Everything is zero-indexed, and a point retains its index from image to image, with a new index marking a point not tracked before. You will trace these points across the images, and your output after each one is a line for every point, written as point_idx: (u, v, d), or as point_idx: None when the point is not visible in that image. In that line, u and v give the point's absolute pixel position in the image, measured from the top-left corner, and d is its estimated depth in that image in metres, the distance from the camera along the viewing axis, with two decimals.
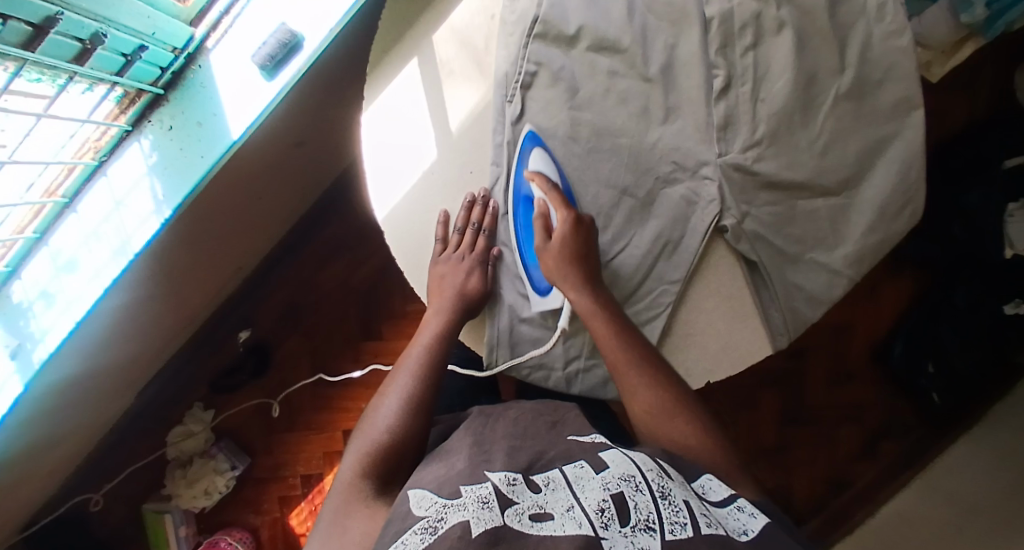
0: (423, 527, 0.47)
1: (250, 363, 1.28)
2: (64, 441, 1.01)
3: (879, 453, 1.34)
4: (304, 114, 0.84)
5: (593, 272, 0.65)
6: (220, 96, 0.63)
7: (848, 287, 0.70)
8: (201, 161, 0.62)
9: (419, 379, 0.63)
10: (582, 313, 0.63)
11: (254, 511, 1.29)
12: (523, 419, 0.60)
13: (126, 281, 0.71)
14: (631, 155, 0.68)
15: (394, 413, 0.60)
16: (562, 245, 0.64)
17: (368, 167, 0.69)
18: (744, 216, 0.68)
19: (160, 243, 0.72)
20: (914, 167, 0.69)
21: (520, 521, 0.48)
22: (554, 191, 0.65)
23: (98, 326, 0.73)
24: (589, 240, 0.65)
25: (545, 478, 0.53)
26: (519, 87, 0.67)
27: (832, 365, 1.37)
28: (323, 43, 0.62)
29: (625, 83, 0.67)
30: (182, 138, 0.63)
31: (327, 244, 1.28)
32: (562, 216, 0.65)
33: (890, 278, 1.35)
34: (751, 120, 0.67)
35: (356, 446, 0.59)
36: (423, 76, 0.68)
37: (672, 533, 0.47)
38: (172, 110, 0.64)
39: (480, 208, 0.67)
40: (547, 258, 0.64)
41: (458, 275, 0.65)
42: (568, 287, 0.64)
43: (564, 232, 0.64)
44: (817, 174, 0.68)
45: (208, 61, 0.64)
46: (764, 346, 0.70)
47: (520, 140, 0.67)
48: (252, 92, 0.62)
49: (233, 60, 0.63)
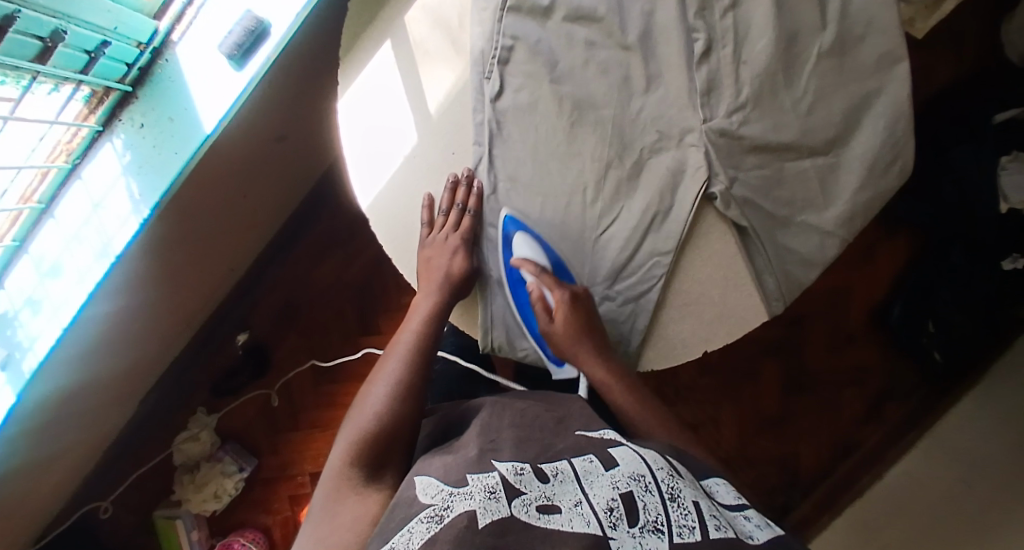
0: (429, 516, 0.47)
1: (248, 367, 1.26)
2: (69, 453, 1.01)
3: (885, 415, 1.34)
4: (280, 105, 0.82)
5: (598, 337, 0.66)
6: (191, 90, 0.62)
7: (841, 247, 0.70)
8: (175, 157, 0.62)
9: (408, 368, 0.64)
10: (603, 383, 0.65)
11: (265, 512, 1.29)
12: (529, 412, 0.61)
13: (113, 284, 0.70)
14: (615, 127, 0.67)
15: (385, 399, 0.62)
16: (566, 326, 0.65)
17: (348, 156, 0.68)
18: (732, 182, 0.67)
19: (145, 243, 0.71)
20: (902, 121, 0.68)
21: (527, 512, 0.47)
22: (545, 274, 0.66)
23: (88, 331, 0.72)
24: (589, 312, 0.66)
25: (553, 469, 0.52)
26: (497, 62, 0.65)
27: (832, 330, 1.36)
28: (289, 29, 0.61)
29: (604, 53, 0.66)
30: (155, 134, 0.62)
31: (319, 241, 1.28)
32: (558, 297, 0.66)
33: (885, 238, 1.35)
34: (734, 83, 0.66)
35: (346, 433, 0.60)
36: (397, 58, 0.67)
37: (680, 535, 0.48)
38: (142, 106, 0.63)
39: (466, 189, 0.67)
40: (554, 340, 0.66)
41: (445, 256, 0.66)
42: (582, 360, 0.65)
43: (563, 312, 0.65)
44: (804, 134, 0.67)
45: (175, 54, 0.63)
46: (760, 313, 0.70)
47: (502, 225, 0.68)
48: (224, 83, 0.61)
49: (200, 53, 0.62)
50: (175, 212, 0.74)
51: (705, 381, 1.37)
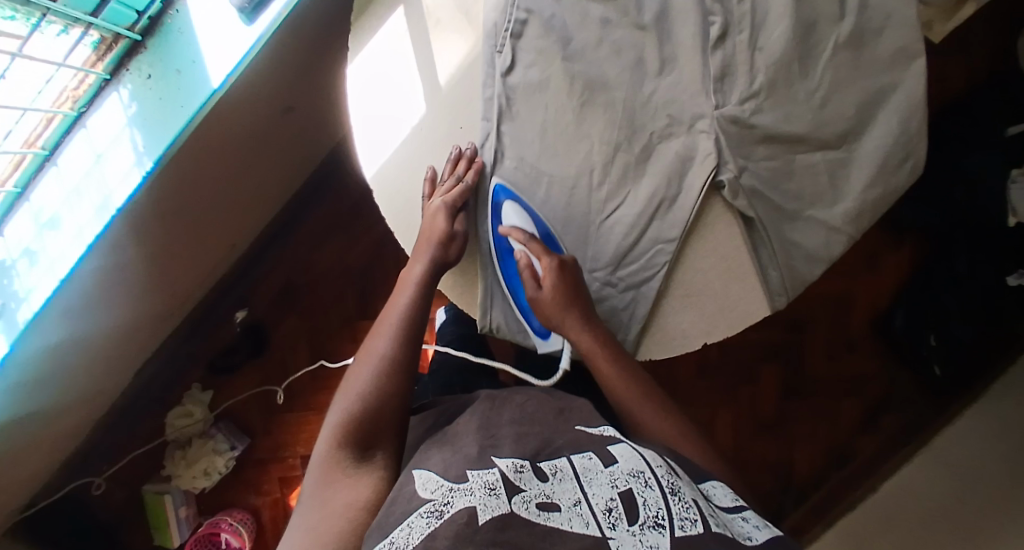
0: (429, 511, 0.46)
1: (247, 346, 1.27)
2: (61, 419, 1.00)
3: (882, 426, 1.33)
4: (286, 75, 0.82)
5: (586, 308, 0.64)
6: (201, 43, 0.62)
7: (847, 244, 0.69)
8: (181, 110, 0.61)
9: (399, 344, 0.61)
10: (587, 353, 0.64)
11: (255, 493, 1.28)
12: (530, 405, 0.61)
13: (111, 241, 0.70)
14: (626, 109, 0.66)
15: (374, 376, 0.60)
16: (554, 293, 0.63)
17: (355, 126, 0.67)
18: (741, 170, 0.67)
19: (144, 201, 0.70)
20: (916, 118, 0.67)
21: (527, 508, 0.47)
22: (533, 241, 0.65)
23: (84, 288, 0.71)
24: (577, 280, 0.64)
25: (552, 466, 0.53)
26: (509, 36, 0.64)
27: (832, 338, 1.35)
28: None
29: (618, 33, 0.65)
30: (162, 87, 0.62)
31: (322, 222, 1.27)
32: (545, 263, 0.64)
33: (891, 248, 1.34)
34: (749, 70, 0.66)
35: (337, 408, 0.59)
36: (409, 25, 0.66)
37: (682, 529, 0.47)
38: (150, 57, 0.62)
39: (467, 163, 0.66)
40: (542, 306, 0.64)
41: (437, 224, 0.64)
42: (568, 326, 0.64)
43: (550, 277, 0.64)
44: (816, 127, 0.66)
45: (186, 6, 0.62)
46: (762, 307, 0.69)
47: (492, 192, 0.67)
48: (232, 38, 0.61)
49: (211, 8, 0.61)
50: (178, 172, 0.73)
51: (704, 384, 1.36)
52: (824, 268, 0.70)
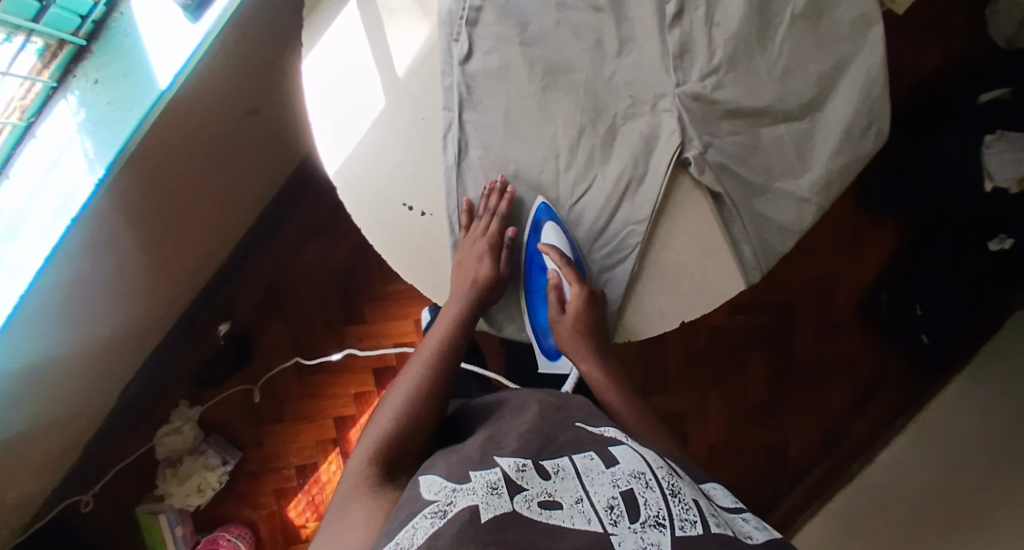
0: (433, 512, 0.46)
1: (233, 354, 1.25)
2: (42, 443, 0.98)
3: (873, 401, 1.34)
4: (240, 71, 0.80)
5: (603, 341, 0.68)
6: (146, 44, 0.57)
7: (817, 215, 0.69)
8: (129, 114, 0.56)
9: (434, 372, 0.63)
10: (592, 379, 0.68)
11: (250, 506, 1.27)
12: (530, 404, 0.60)
13: (77, 253, 0.70)
14: (588, 91, 0.66)
15: (400, 407, 0.60)
16: (575, 321, 0.66)
17: (316, 125, 0.65)
18: (706, 147, 0.67)
19: (99, 209, 0.70)
20: (877, 85, 0.67)
21: (529, 507, 0.47)
22: (568, 266, 0.67)
23: (52, 299, 0.71)
24: (601, 315, 0.67)
25: (555, 464, 0.53)
26: (464, 24, 0.64)
27: (820, 315, 1.35)
28: None
29: (576, 15, 0.66)
30: (109, 91, 0.57)
31: (298, 229, 1.26)
32: (575, 291, 0.67)
33: (872, 222, 1.34)
34: (708, 46, 0.66)
35: (372, 429, 0.59)
36: (362, 15, 0.64)
37: (682, 529, 0.48)
38: (97, 61, 0.57)
39: (500, 196, 0.66)
40: (560, 330, 0.67)
41: (472, 263, 0.65)
42: (578, 355, 0.68)
43: (576, 306, 0.66)
44: (778, 100, 0.67)
45: (129, 7, 0.57)
46: (737, 282, 0.69)
47: (534, 213, 0.68)
48: (176, 34, 0.56)
49: (155, 5, 0.56)
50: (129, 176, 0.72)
51: (694, 368, 1.33)
52: (795, 240, 0.70)
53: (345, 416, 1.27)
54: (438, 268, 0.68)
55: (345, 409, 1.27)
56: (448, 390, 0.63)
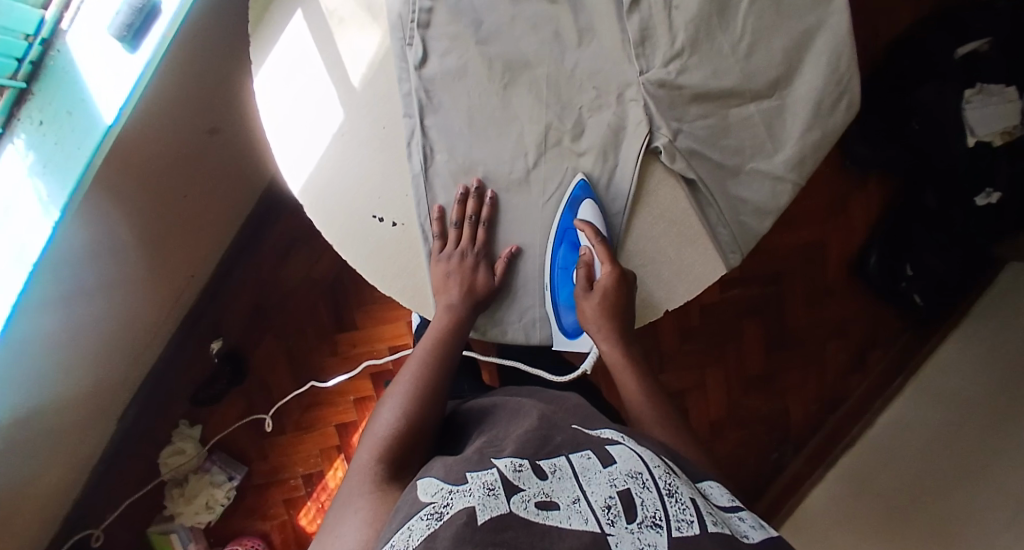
0: (429, 514, 0.45)
1: (227, 373, 1.23)
2: (44, 478, 0.97)
3: (870, 363, 1.34)
4: (191, 86, 0.78)
5: (628, 325, 0.65)
6: (86, 79, 0.55)
7: (794, 192, 0.68)
8: (77, 153, 0.55)
9: (431, 370, 0.62)
10: (614, 366, 0.65)
11: (260, 518, 1.27)
12: (536, 409, 0.59)
13: (43, 306, 0.71)
14: (551, 84, 0.65)
15: (399, 405, 0.59)
16: (604, 298, 0.64)
17: (273, 143, 0.63)
18: (676, 134, 0.65)
19: (57, 262, 0.70)
20: (844, 56, 0.66)
21: (526, 508, 0.45)
22: (602, 244, 0.64)
23: (24, 354, 0.72)
24: (630, 298, 0.64)
25: (552, 465, 0.50)
26: (416, 27, 0.63)
27: (812, 283, 1.34)
28: (183, 5, 0.56)
29: (530, 9, 0.64)
30: (55, 132, 0.55)
31: (279, 240, 1.24)
32: (606, 270, 0.64)
33: (859, 186, 1.32)
34: (668, 30, 0.65)
35: (374, 427, 0.58)
36: (310, 27, 0.63)
37: (679, 530, 0.46)
38: (39, 101, 0.56)
39: (476, 200, 0.65)
40: (586, 307, 0.64)
41: (465, 273, 0.64)
42: (601, 337, 0.65)
43: (606, 285, 0.64)
44: (745, 79, 0.65)
45: (66, 44, 0.55)
46: (717, 267, 0.68)
47: (570, 188, 0.65)
48: (116, 68, 0.55)
49: (92, 40, 0.55)
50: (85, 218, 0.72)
51: (689, 346, 1.32)
52: (772, 221, 0.69)
53: (346, 423, 1.27)
54: (414, 277, 0.66)
55: (345, 415, 1.27)
56: (447, 386, 0.62)
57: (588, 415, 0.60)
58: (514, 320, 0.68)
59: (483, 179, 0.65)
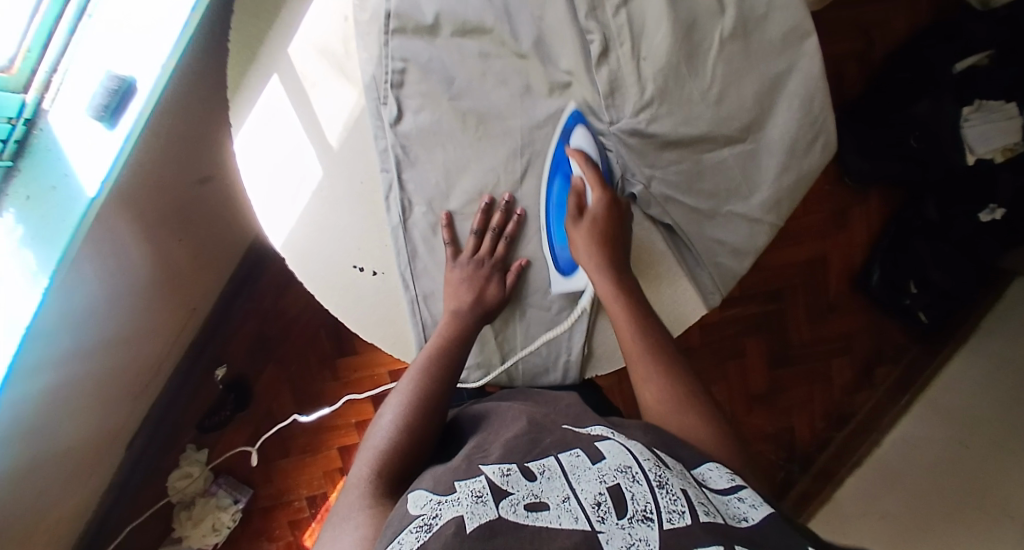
0: (418, 526, 0.44)
1: (233, 400, 1.26)
2: (57, 506, 0.99)
3: (876, 379, 1.31)
4: (179, 133, 0.79)
5: (618, 256, 0.65)
6: (69, 155, 0.58)
7: (771, 233, 0.68)
8: (63, 225, 0.58)
9: (434, 376, 0.61)
10: (603, 297, 0.65)
11: (266, 539, 1.28)
12: (519, 414, 0.58)
13: (45, 356, 0.74)
14: (524, 136, 0.66)
15: (398, 411, 0.59)
16: (595, 225, 0.65)
17: (254, 199, 0.66)
18: (649, 181, 0.67)
19: (52, 321, 0.72)
20: (817, 98, 0.67)
21: (515, 512, 0.45)
22: (593, 170, 0.65)
23: (24, 405, 0.74)
24: (620, 226, 0.66)
25: (540, 466, 0.50)
26: (390, 87, 0.65)
27: (814, 301, 1.32)
28: (158, 81, 0.58)
29: (500, 64, 0.66)
30: (41, 206, 0.58)
31: (279, 270, 1.27)
32: (597, 197, 0.65)
33: (858, 204, 1.31)
34: (638, 81, 0.66)
35: (374, 437, 0.58)
36: (286, 90, 0.65)
37: (670, 521, 0.45)
38: (25, 178, 0.58)
39: (502, 213, 0.66)
40: (578, 235, 0.65)
41: (478, 282, 0.64)
42: (591, 267, 0.65)
43: (597, 212, 0.65)
44: (717, 125, 0.66)
45: (48, 124, 0.59)
46: (697, 306, 0.70)
47: (563, 119, 0.67)
48: (95, 145, 0.58)
49: (75, 122, 0.58)
50: (81, 271, 0.75)
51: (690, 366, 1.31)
52: (751, 260, 0.69)
53: (348, 445, 1.28)
54: (394, 324, 0.68)
55: (347, 439, 1.29)
56: (449, 393, 0.61)
57: (581, 417, 0.59)
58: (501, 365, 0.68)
59: (451, 213, 0.66)
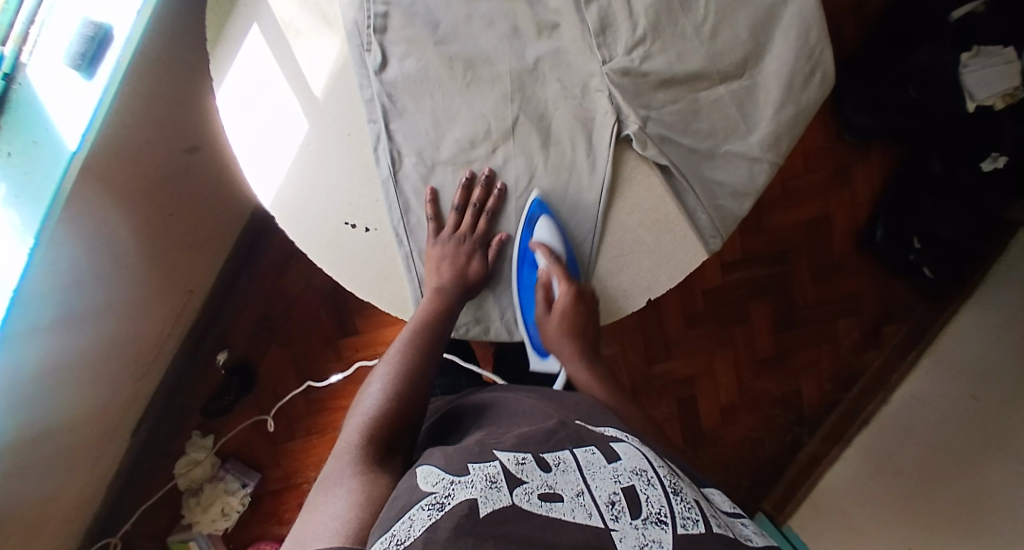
0: (430, 504, 0.42)
1: (236, 384, 1.25)
2: (62, 495, 0.98)
3: (884, 337, 1.29)
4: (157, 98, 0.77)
5: (589, 336, 0.67)
6: (52, 109, 0.58)
7: (771, 172, 0.66)
8: (49, 180, 0.59)
9: (418, 350, 0.61)
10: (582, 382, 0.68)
11: (277, 523, 1.27)
12: (530, 404, 0.57)
13: (35, 325, 0.73)
14: (514, 80, 0.64)
15: (384, 383, 0.59)
16: (563, 320, 0.66)
17: (238, 157, 0.64)
18: (645, 120, 0.65)
19: (38, 291, 0.71)
20: (813, 29, 0.65)
21: (528, 500, 0.43)
22: (557, 265, 0.65)
23: (17, 381, 0.74)
24: (589, 313, 0.66)
25: (555, 458, 0.48)
26: (373, 32, 0.63)
27: (819, 260, 1.30)
28: (135, 26, 0.60)
29: (486, 6, 0.65)
30: (24, 161, 0.58)
31: (277, 253, 1.26)
32: (563, 291, 0.66)
33: (861, 160, 1.29)
34: (629, 16, 0.65)
35: (362, 409, 0.57)
36: (266, 40, 0.64)
37: (685, 527, 0.43)
38: (5, 133, 0.57)
39: (482, 189, 0.65)
40: (549, 328, 0.67)
41: (459, 258, 0.64)
42: (567, 357, 0.68)
43: (564, 307, 0.66)
44: (712, 60, 0.64)
45: (28, 77, 0.58)
46: (699, 253, 0.66)
47: (528, 208, 0.66)
48: (76, 99, 0.59)
49: (58, 75, 0.58)
50: (65, 239, 0.73)
51: (695, 332, 1.29)
52: (752, 202, 0.67)
53: None
54: (391, 280, 0.66)
55: None
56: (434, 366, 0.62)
57: (590, 413, 0.58)
58: (501, 319, 0.68)
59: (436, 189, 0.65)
